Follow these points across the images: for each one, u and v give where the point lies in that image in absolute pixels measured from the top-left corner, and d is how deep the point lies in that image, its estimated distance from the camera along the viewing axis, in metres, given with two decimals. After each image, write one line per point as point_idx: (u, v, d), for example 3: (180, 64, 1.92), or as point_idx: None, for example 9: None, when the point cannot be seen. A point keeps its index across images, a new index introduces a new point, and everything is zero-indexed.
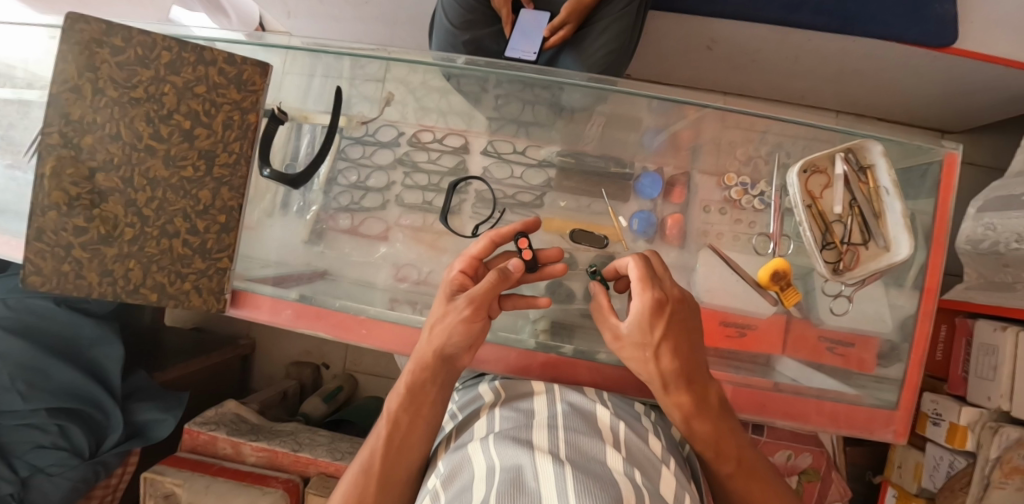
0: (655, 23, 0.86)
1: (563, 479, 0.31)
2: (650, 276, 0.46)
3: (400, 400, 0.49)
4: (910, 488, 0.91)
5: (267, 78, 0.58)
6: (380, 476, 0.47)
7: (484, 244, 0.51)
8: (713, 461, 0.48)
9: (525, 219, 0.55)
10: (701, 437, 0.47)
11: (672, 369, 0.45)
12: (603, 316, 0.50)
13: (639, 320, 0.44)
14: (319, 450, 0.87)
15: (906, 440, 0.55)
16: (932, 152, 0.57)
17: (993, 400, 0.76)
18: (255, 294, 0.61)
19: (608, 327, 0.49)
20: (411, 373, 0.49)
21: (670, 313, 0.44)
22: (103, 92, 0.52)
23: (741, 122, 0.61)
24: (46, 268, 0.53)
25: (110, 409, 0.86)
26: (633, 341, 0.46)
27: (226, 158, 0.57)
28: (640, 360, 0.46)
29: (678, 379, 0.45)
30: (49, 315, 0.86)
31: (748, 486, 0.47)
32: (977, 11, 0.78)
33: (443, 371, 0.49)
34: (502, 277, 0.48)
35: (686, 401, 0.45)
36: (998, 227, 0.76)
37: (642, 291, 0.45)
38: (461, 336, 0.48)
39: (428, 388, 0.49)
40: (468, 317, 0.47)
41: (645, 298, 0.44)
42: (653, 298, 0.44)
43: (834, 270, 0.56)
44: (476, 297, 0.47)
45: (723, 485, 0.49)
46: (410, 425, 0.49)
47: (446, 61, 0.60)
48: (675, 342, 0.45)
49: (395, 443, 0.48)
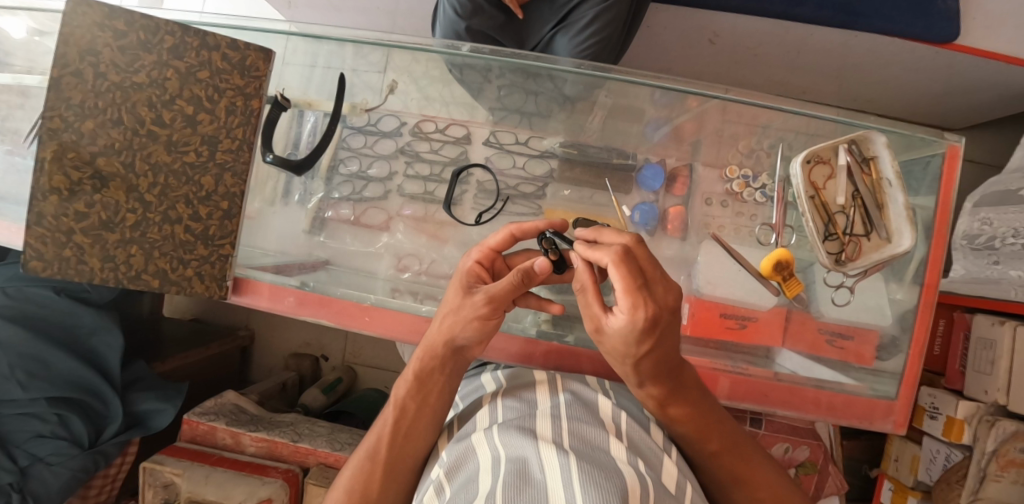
0: (659, 15, 0.85)
1: (568, 467, 0.31)
2: (639, 285, 0.34)
3: (407, 387, 0.49)
4: (907, 480, 0.92)
5: (270, 64, 0.58)
6: (385, 461, 0.47)
7: (501, 236, 0.50)
8: (696, 442, 0.47)
9: (551, 218, 0.53)
10: (680, 419, 0.46)
11: (652, 369, 0.41)
12: (587, 299, 0.40)
13: (626, 334, 0.36)
14: (319, 440, 0.87)
15: (905, 431, 0.56)
16: (934, 145, 0.58)
17: (990, 393, 0.78)
18: (255, 280, 0.61)
19: (588, 313, 0.40)
20: (421, 357, 0.50)
21: (661, 329, 0.36)
22: (106, 76, 0.51)
23: (743, 116, 0.62)
24: (47, 253, 0.52)
25: (110, 398, 0.87)
26: (617, 344, 0.39)
27: (230, 143, 0.57)
28: (614, 355, 0.41)
29: (657, 376, 0.42)
30: (48, 304, 0.85)
31: (731, 461, 0.47)
32: (979, 7, 0.77)
33: (452, 361, 0.50)
34: (524, 275, 0.45)
35: (660, 389, 0.44)
36: (995, 222, 0.81)
37: (632, 311, 0.34)
38: (474, 331, 0.48)
39: (436, 376, 0.50)
40: (484, 315, 0.47)
41: (637, 323, 0.34)
42: (647, 318, 0.34)
43: (836, 260, 0.56)
44: (495, 296, 0.46)
45: (708, 467, 0.48)
46: (416, 412, 0.49)
47: (450, 48, 0.61)
48: (660, 350, 0.39)
49: (402, 429, 0.48)
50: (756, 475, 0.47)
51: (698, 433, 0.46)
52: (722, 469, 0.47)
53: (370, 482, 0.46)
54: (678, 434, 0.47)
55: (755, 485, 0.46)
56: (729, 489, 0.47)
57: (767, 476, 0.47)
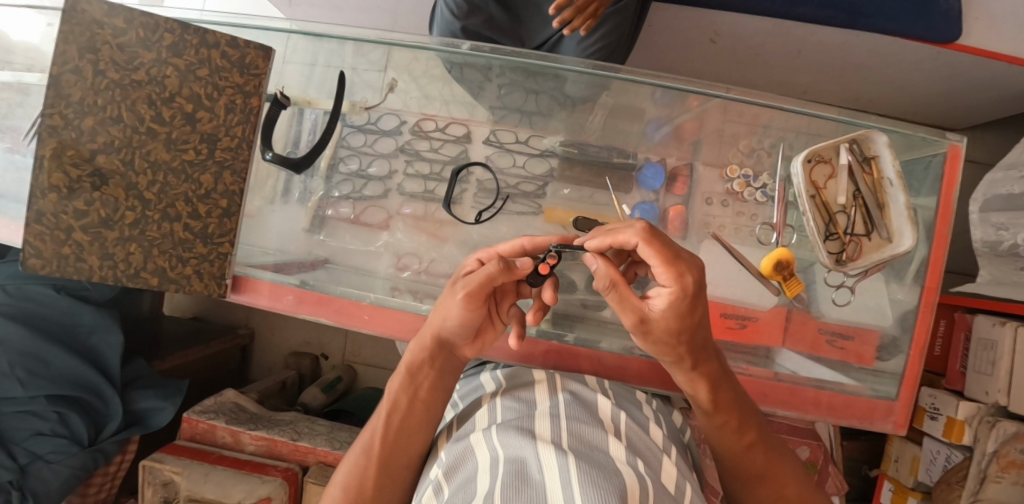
0: (663, 15, 0.85)
1: (566, 467, 0.31)
2: (677, 254, 0.36)
3: (399, 381, 0.49)
4: (907, 481, 0.92)
5: (269, 62, 0.58)
6: (379, 457, 0.47)
7: (513, 246, 0.49)
8: (731, 437, 0.47)
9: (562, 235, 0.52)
10: (724, 408, 0.46)
11: (699, 345, 0.42)
12: (621, 294, 0.38)
13: (679, 306, 0.37)
14: (318, 439, 0.87)
15: (905, 432, 0.56)
16: (937, 144, 0.58)
17: (990, 394, 0.77)
18: (255, 279, 0.61)
19: (624, 310, 0.39)
20: (411, 351, 0.49)
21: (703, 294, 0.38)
22: (105, 73, 0.51)
23: (745, 115, 0.62)
24: (45, 251, 0.51)
25: (110, 397, 0.87)
26: (666, 325, 0.39)
27: (229, 141, 0.57)
28: (663, 341, 0.40)
29: (705, 354, 0.43)
30: (49, 302, 0.85)
31: (761, 454, 0.48)
32: (983, 7, 0.77)
33: (441, 357, 0.49)
34: (506, 268, 0.44)
35: (709, 375, 0.44)
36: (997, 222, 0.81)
37: (681, 278, 0.36)
38: (458, 326, 0.47)
39: (427, 370, 0.49)
40: (465, 309, 0.45)
41: (689, 289, 0.36)
42: (694, 283, 0.36)
43: (836, 260, 0.56)
44: (470, 288, 0.44)
45: (740, 459, 0.48)
46: (408, 407, 0.49)
47: (450, 47, 0.61)
48: (704, 321, 0.40)
49: (394, 425, 0.48)
50: (783, 470, 0.49)
51: (737, 426, 0.47)
52: (752, 464, 0.48)
53: (365, 480, 0.47)
54: (716, 425, 0.47)
55: (780, 480, 0.48)
56: (756, 479, 0.49)
57: (792, 472, 0.49)
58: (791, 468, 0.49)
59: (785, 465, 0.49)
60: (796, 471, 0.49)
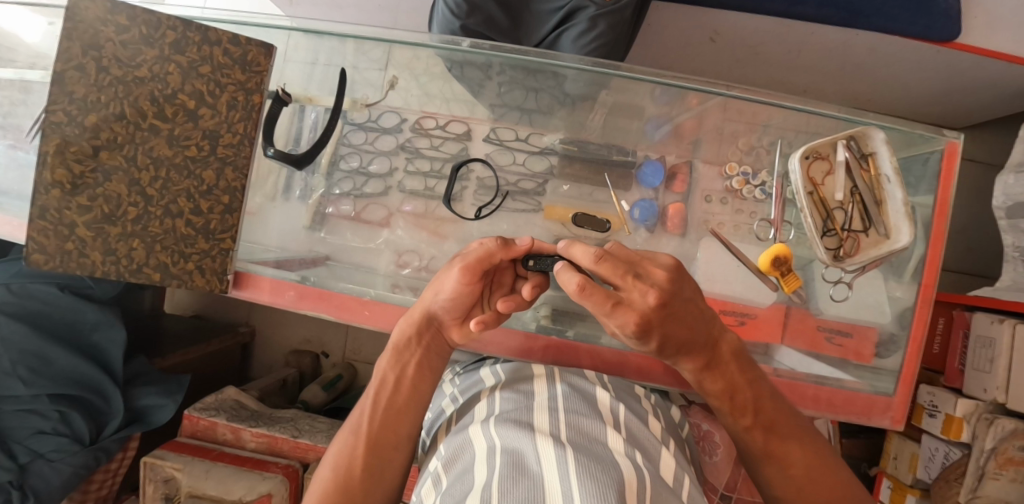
0: (662, 15, 0.86)
1: (564, 460, 0.31)
2: (613, 304, 0.39)
3: (387, 360, 0.51)
4: (906, 478, 0.92)
5: (271, 60, 0.59)
6: (367, 436, 0.49)
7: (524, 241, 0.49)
8: (728, 415, 0.48)
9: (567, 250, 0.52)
10: (715, 393, 0.47)
11: (678, 348, 0.43)
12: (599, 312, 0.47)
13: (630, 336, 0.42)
14: (319, 436, 0.87)
15: (903, 427, 0.57)
16: (934, 141, 0.58)
17: (989, 391, 0.78)
18: (257, 275, 0.63)
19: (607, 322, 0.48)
20: (398, 329, 0.50)
21: (661, 326, 0.40)
22: (107, 70, 0.51)
23: (744, 114, 0.62)
24: (49, 246, 0.51)
25: (111, 394, 0.87)
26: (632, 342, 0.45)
27: (231, 138, 0.58)
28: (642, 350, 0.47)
29: (681, 349, 0.43)
30: (51, 300, 0.85)
31: (766, 437, 0.47)
32: (982, 6, 0.77)
33: (428, 335, 0.50)
34: (505, 245, 0.45)
35: (695, 363, 0.45)
36: None
37: (620, 321, 0.40)
38: (450, 303, 0.47)
39: (413, 348, 0.50)
40: (459, 285, 0.46)
41: (626, 329, 0.40)
42: (636, 323, 0.39)
43: (834, 256, 0.56)
44: (468, 263, 0.45)
45: (740, 439, 0.49)
46: (395, 384, 0.51)
47: (451, 44, 0.62)
48: (675, 335, 0.41)
49: (382, 402, 0.50)
50: (791, 452, 0.47)
51: (733, 409, 0.47)
52: (755, 443, 0.48)
53: (354, 459, 0.48)
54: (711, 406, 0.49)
55: (786, 460, 0.47)
56: (763, 459, 0.48)
57: (805, 455, 0.47)
58: (802, 448, 0.47)
59: (793, 447, 0.47)
60: (810, 448, 0.47)
